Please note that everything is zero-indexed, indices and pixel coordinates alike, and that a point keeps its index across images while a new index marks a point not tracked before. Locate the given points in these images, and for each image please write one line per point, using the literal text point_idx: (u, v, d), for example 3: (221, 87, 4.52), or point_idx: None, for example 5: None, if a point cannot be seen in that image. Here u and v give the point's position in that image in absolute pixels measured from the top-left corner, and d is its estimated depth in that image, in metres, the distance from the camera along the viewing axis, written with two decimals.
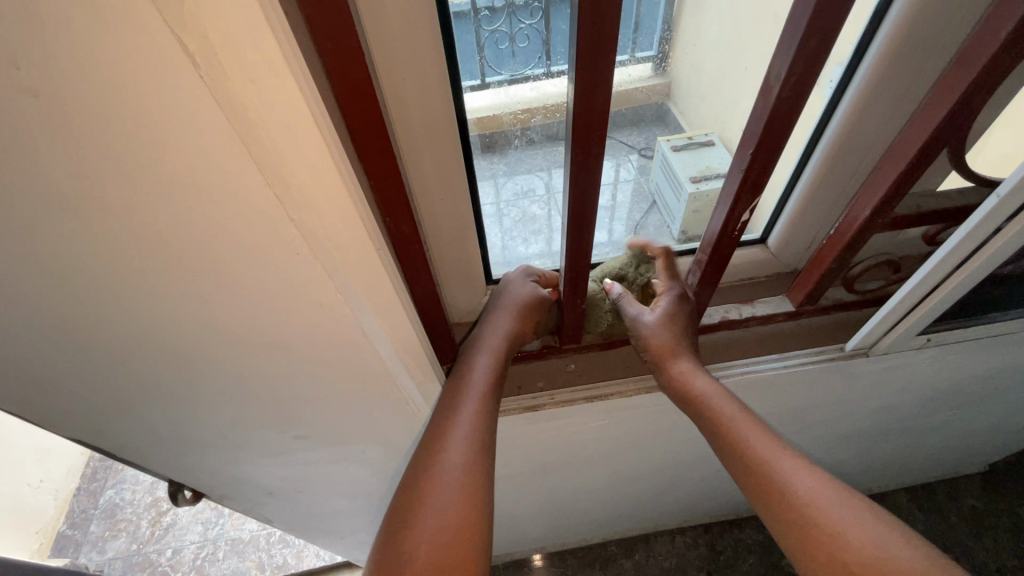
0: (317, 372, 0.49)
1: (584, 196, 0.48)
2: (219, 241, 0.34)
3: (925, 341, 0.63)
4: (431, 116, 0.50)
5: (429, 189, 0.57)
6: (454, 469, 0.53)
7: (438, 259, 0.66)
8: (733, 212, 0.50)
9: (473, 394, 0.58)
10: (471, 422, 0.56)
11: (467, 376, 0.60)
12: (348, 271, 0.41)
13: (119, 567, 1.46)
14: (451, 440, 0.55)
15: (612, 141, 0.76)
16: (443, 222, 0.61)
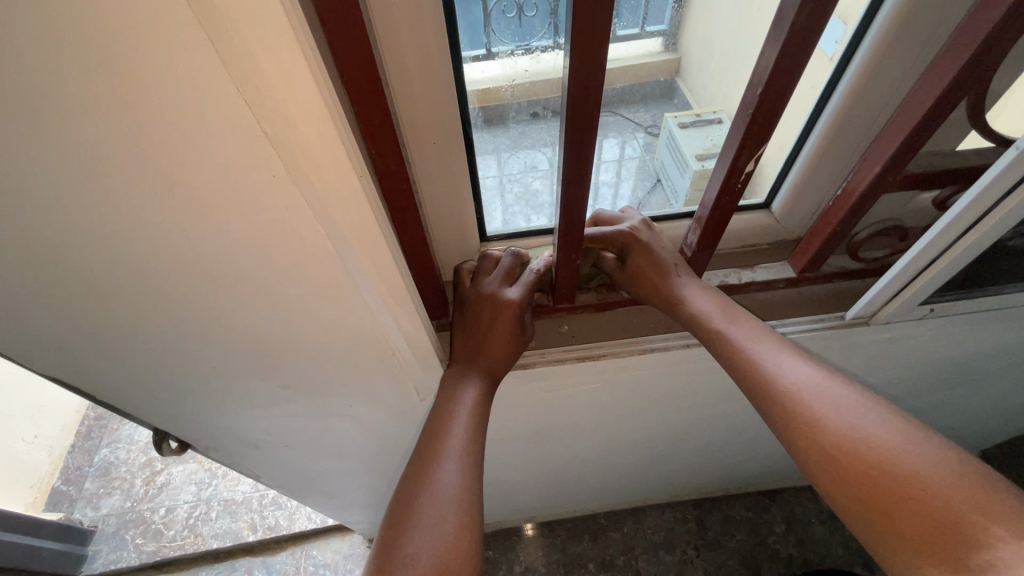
0: (302, 317, 0.48)
1: (581, 144, 0.44)
2: (200, 171, 0.33)
3: (928, 311, 0.61)
4: (427, 63, 0.47)
5: (423, 141, 0.53)
6: (448, 488, 0.52)
7: (431, 217, 0.63)
8: (737, 161, 0.47)
9: (462, 413, 0.58)
10: (462, 442, 0.56)
11: (451, 407, 0.59)
12: (332, 211, 0.40)
13: (114, 523, 1.49)
14: (444, 460, 0.54)
15: (618, 117, 0.75)
16: (438, 179, 0.58)
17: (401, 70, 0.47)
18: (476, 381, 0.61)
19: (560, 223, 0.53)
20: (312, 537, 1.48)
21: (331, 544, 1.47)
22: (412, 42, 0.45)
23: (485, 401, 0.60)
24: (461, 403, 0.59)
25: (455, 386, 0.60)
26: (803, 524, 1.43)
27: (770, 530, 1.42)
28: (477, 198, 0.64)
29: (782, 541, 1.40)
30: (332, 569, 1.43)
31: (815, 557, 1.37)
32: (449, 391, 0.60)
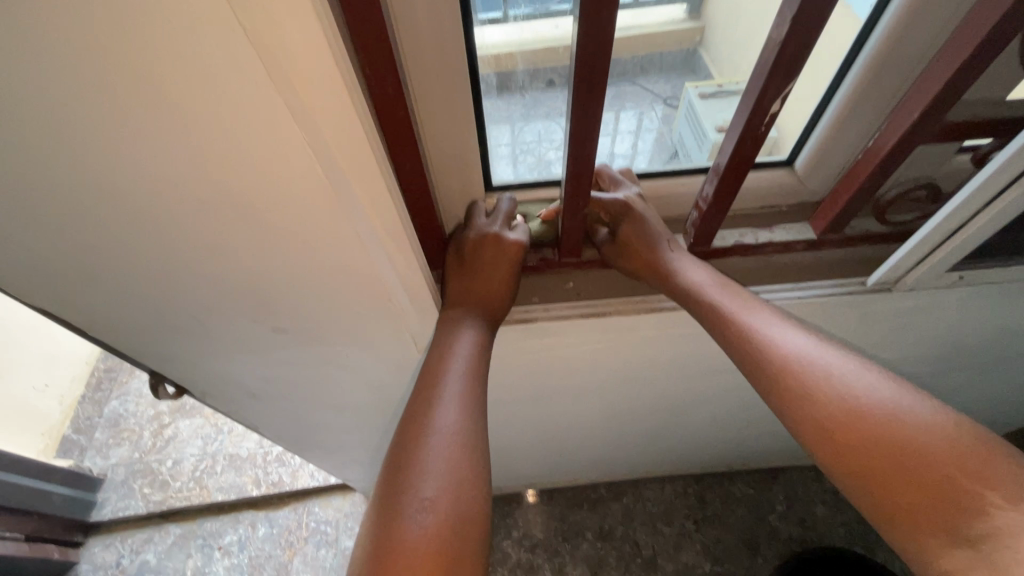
0: (294, 259, 0.46)
1: (596, 79, 0.40)
2: (203, 110, 0.32)
3: (957, 278, 0.58)
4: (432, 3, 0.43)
5: (428, 89, 0.50)
6: (445, 434, 0.51)
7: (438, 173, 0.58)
8: (762, 96, 0.42)
9: (457, 363, 0.56)
10: (458, 390, 0.54)
11: (445, 357, 0.57)
12: (336, 154, 0.38)
13: (122, 472, 1.53)
14: (442, 407, 0.53)
15: (636, 87, 0.71)
16: (443, 128, 0.53)
17: (406, 9, 0.43)
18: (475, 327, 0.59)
19: (566, 173, 0.49)
20: (314, 495, 1.50)
21: (332, 503, 1.49)
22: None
23: (484, 350, 0.58)
24: (458, 346, 0.57)
25: (450, 337, 0.58)
26: (804, 503, 1.41)
27: (770, 509, 1.41)
28: (485, 160, 0.61)
29: (783, 519, 1.39)
30: (333, 526, 1.45)
31: (815, 537, 1.36)
32: (443, 341, 0.58)
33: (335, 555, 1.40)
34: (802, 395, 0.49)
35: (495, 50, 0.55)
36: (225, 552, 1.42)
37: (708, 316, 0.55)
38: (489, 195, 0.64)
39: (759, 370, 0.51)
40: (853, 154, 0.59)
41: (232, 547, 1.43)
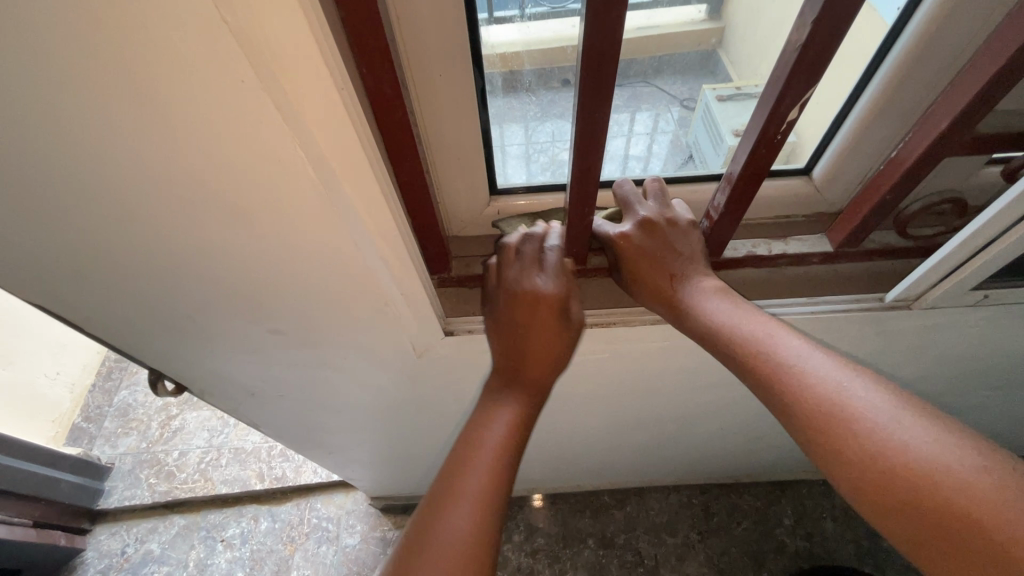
0: (289, 260, 0.44)
1: (604, 77, 0.37)
2: (187, 110, 0.31)
3: (982, 296, 0.55)
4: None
5: (433, 88, 0.48)
6: (457, 538, 0.47)
7: (441, 174, 0.57)
8: (779, 104, 0.40)
9: (488, 446, 0.53)
10: (480, 486, 0.50)
11: (479, 441, 0.53)
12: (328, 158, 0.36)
13: (130, 462, 1.55)
14: (462, 503, 0.49)
15: (653, 88, 0.69)
16: (449, 129, 0.52)
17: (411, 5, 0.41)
18: (515, 401, 0.56)
19: (572, 177, 0.47)
20: (316, 490, 1.50)
21: (334, 499, 1.49)
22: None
23: (524, 428, 0.56)
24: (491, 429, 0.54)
25: (491, 412, 0.56)
26: (812, 518, 1.38)
27: (778, 523, 1.38)
28: (490, 162, 0.59)
29: (790, 534, 1.36)
30: (334, 523, 1.45)
31: (823, 553, 1.33)
32: (483, 415, 0.56)
33: (335, 552, 1.40)
34: (860, 484, 0.42)
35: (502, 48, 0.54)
36: (227, 545, 1.43)
37: (757, 380, 0.49)
38: (492, 199, 0.62)
39: (811, 447, 0.45)
40: (874, 163, 0.56)
41: (234, 540, 1.43)
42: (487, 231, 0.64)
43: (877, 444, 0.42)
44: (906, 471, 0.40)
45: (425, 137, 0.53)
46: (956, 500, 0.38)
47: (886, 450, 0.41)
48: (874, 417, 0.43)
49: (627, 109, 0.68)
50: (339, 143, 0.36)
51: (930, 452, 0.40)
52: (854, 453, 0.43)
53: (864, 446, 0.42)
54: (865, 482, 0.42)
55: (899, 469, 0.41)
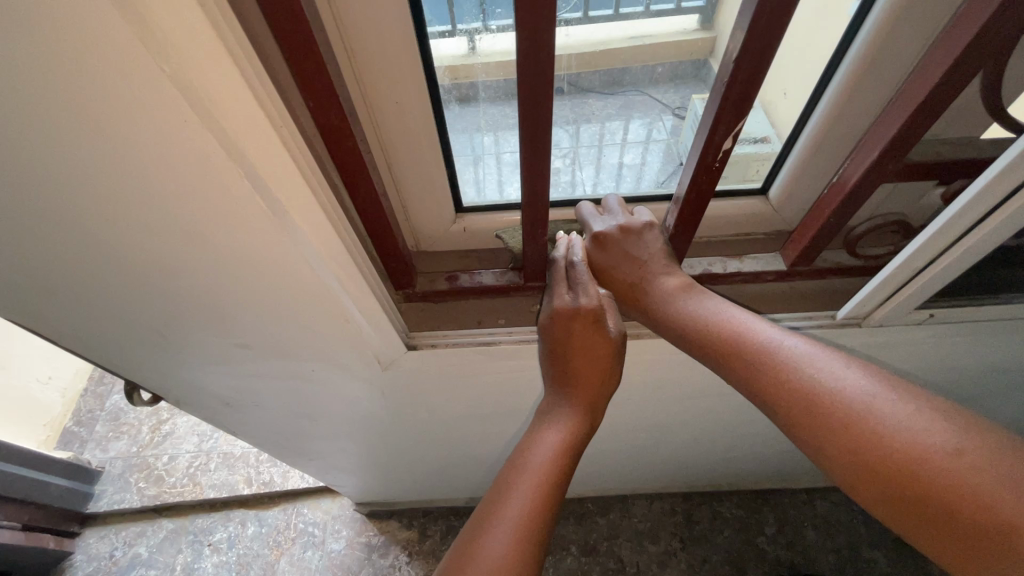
0: (246, 279, 0.46)
1: (539, 103, 0.40)
2: (131, 149, 0.32)
3: (928, 315, 0.57)
4: (383, 30, 0.43)
5: (388, 110, 0.50)
6: (496, 554, 0.48)
7: (405, 190, 0.59)
8: (713, 134, 0.42)
9: (533, 468, 0.54)
10: (522, 508, 0.51)
11: (525, 461, 0.55)
12: (274, 187, 0.38)
13: (120, 465, 1.56)
14: (499, 522, 0.50)
15: (644, 97, 0.71)
16: (408, 148, 0.54)
17: (358, 35, 0.43)
18: (563, 426, 0.58)
19: (522, 196, 0.48)
20: (304, 495, 1.52)
21: (321, 504, 1.51)
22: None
23: (571, 452, 0.57)
24: (538, 447, 0.57)
25: (537, 438, 0.58)
26: (794, 527, 1.39)
27: (760, 531, 1.39)
28: (453, 178, 0.61)
29: (771, 542, 1.37)
30: (321, 528, 1.47)
31: (804, 561, 1.34)
32: (530, 441, 0.58)
33: (321, 557, 1.42)
34: (869, 481, 0.42)
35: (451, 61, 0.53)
36: (214, 549, 1.44)
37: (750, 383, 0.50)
38: (459, 216, 0.64)
39: (818, 449, 0.45)
40: (821, 183, 0.58)
41: (221, 544, 1.45)
42: (452, 246, 0.66)
43: (872, 432, 0.42)
44: (909, 460, 0.40)
45: (381, 157, 0.55)
46: (959, 486, 0.38)
47: (891, 442, 0.41)
48: (862, 405, 0.43)
49: (620, 117, 0.71)
50: (277, 167, 0.38)
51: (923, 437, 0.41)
52: (855, 448, 0.43)
53: (862, 438, 0.42)
54: (869, 475, 0.42)
55: (898, 457, 0.41)
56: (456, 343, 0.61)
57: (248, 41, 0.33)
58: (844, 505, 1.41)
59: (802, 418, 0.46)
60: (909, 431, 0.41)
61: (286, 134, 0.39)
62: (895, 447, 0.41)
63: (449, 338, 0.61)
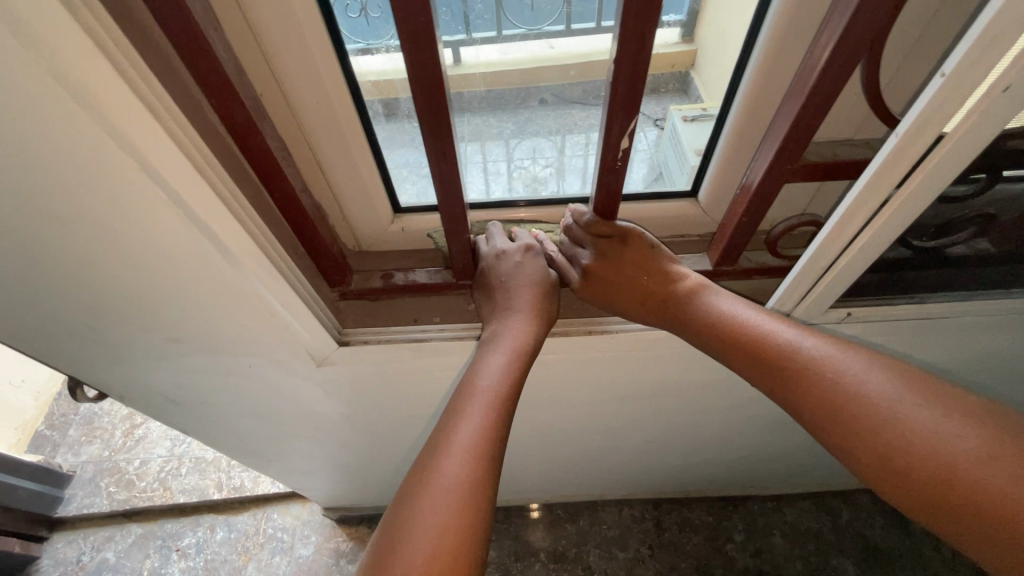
0: (163, 274, 0.47)
1: (438, 100, 0.42)
2: (21, 143, 0.34)
3: (845, 314, 0.59)
4: (295, 36, 0.45)
5: (311, 114, 0.52)
6: (453, 476, 0.49)
7: (341, 194, 0.61)
8: (608, 133, 0.43)
9: (481, 393, 0.55)
10: (476, 431, 0.52)
11: (477, 379, 0.56)
12: (172, 180, 0.40)
13: (91, 470, 1.56)
14: (456, 447, 0.51)
15: None
16: (336, 150, 0.56)
17: (273, 42, 0.45)
18: (505, 352, 0.58)
19: (438, 197, 0.50)
20: (274, 501, 1.52)
21: (291, 510, 1.50)
22: (277, 9, 0.43)
23: (520, 368, 0.57)
24: (488, 368, 0.57)
25: (482, 362, 0.58)
26: (762, 534, 1.38)
27: (728, 538, 1.38)
28: (388, 182, 0.63)
29: (739, 550, 1.36)
30: (290, 533, 1.46)
31: (772, 569, 1.33)
32: (476, 365, 0.58)
33: (288, 563, 1.41)
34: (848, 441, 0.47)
35: (375, 76, 0.56)
36: (182, 555, 1.44)
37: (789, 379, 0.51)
38: (397, 217, 0.66)
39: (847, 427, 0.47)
40: (733, 186, 0.60)
41: (189, 550, 1.44)
42: (393, 246, 0.68)
43: (854, 400, 0.47)
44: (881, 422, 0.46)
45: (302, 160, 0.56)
46: (922, 443, 0.44)
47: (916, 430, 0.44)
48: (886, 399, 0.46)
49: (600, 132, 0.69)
50: (170, 160, 0.39)
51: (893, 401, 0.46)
52: (837, 412, 0.48)
53: (842, 401, 0.48)
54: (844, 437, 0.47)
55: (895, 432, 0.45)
56: (389, 338, 0.63)
57: (126, 38, 0.35)
58: (813, 512, 1.40)
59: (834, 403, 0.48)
60: (881, 397, 0.46)
61: (178, 131, 0.40)
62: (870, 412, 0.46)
63: (381, 334, 0.63)
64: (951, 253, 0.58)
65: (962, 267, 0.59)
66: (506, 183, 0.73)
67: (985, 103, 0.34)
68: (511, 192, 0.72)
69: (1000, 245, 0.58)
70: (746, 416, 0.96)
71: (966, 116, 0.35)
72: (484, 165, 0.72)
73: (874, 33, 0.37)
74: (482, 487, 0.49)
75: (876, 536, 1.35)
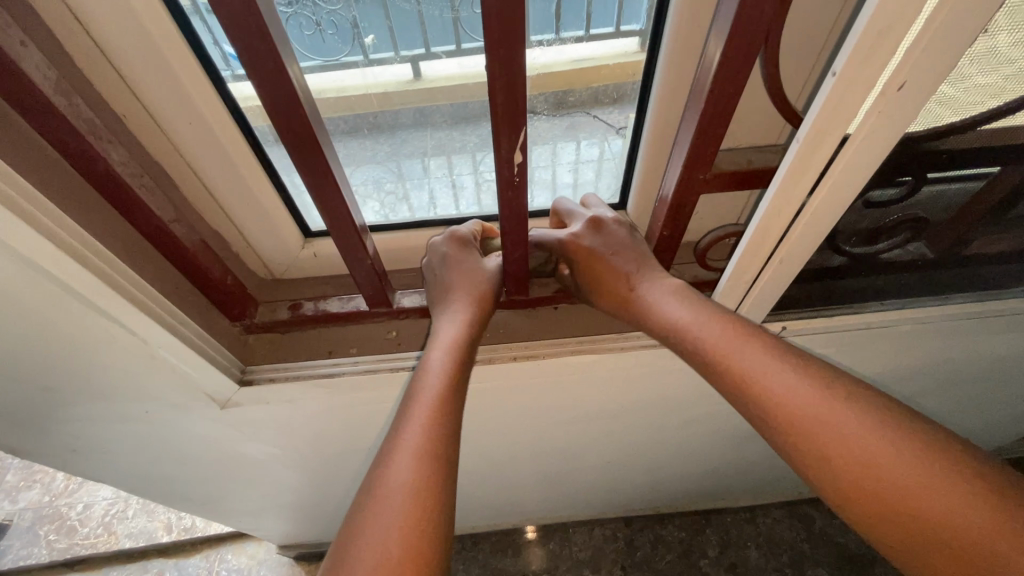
0: (13, 327, 0.41)
1: (301, 119, 0.38)
2: None
3: (780, 328, 0.57)
4: (151, 58, 0.40)
5: (187, 143, 0.47)
6: (399, 489, 0.43)
7: (242, 222, 0.56)
8: (499, 147, 0.39)
9: (420, 399, 0.48)
10: (422, 434, 0.46)
11: (420, 378, 0.50)
12: (0, 235, 0.35)
13: (29, 518, 1.46)
14: (400, 453, 0.45)
15: (586, 117, 0.62)
16: (225, 179, 0.51)
17: (127, 64, 0.40)
18: (445, 349, 0.52)
19: (325, 220, 0.46)
20: (229, 539, 1.43)
21: (245, 549, 1.42)
22: (122, 29, 0.38)
23: (461, 368, 0.51)
24: (430, 366, 0.51)
25: (422, 368, 0.51)
26: (736, 547, 1.33)
27: (703, 553, 1.32)
28: (292, 205, 0.58)
29: (714, 565, 1.30)
30: None
31: None
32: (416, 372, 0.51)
33: None
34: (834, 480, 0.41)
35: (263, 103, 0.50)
36: None
37: (730, 379, 0.47)
38: (307, 242, 0.61)
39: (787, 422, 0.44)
40: (654, 195, 0.57)
41: None
42: (309, 273, 0.63)
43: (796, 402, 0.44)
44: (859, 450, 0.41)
45: (183, 185, 0.50)
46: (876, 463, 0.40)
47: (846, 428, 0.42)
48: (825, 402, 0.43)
49: (554, 142, 0.64)
50: None
51: (870, 425, 0.42)
52: (795, 420, 0.43)
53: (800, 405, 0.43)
54: (797, 436, 0.43)
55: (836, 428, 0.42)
56: (297, 375, 0.58)
57: None
58: (786, 522, 1.35)
59: (784, 390, 0.44)
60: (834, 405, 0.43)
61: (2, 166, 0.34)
62: (843, 438, 0.42)
63: (289, 371, 0.58)
64: (887, 258, 0.56)
65: (901, 273, 0.57)
66: (472, 198, 0.70)
67: (881, 104, 0.31)
68: (478, 207, 0.70)
69: (936, 248, 0.55)
70: (706, 432, 0.92)
71: (865, 119, 0.32)
72: (450, 179, 0.70)
73: (769, 29, 0.34)
74: (434, 492, 0.43)
75: (850, 543, 1.31)
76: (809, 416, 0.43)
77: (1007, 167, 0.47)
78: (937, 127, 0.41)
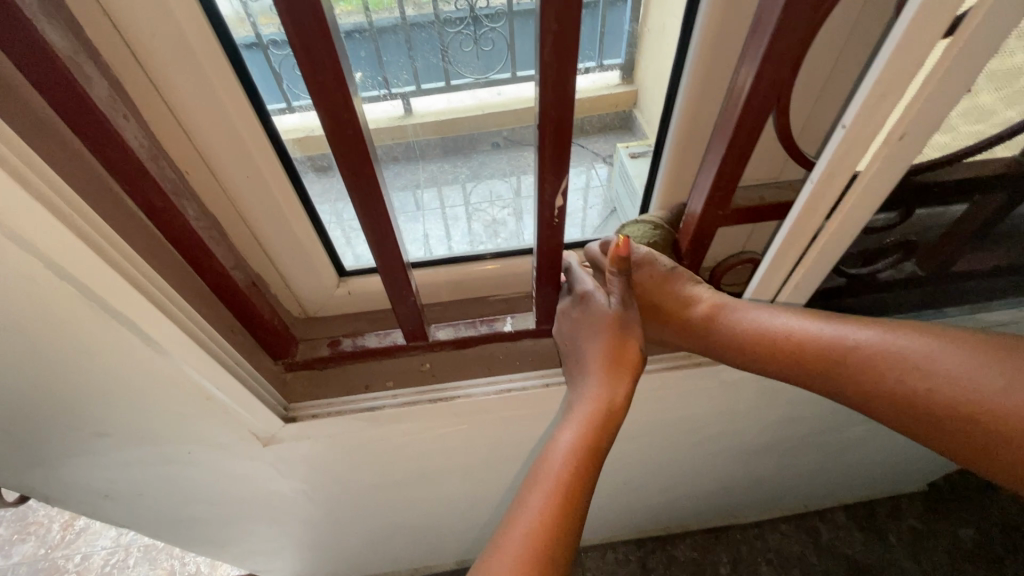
0: (86, 372, 0.43)
1: (367, 172, 0.43)
2: None
3: None
4: (222, 118, 0.44)
5: (243, 193, 0.50)
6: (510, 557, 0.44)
7: (284, 263, 0.59)
8: (542, 192, 0.44)
9: (542, 476, 0.49)
10: (538, 514, 0.46)
11: (547, 456, 0.51)
12: (92, 286, 0.37)
13: (24, 572, 1.40)
14: (521, 526, 0.46)
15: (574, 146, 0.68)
16: (273, 224, 0.54)
17: (201, 125, 0.44)
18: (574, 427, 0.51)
19: (377, 260, 0.50)
20: None
21: None
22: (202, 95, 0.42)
23: (590, 454, 0.50)
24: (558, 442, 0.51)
25: (551, 443, 0.52)
26: (748, 564, 1.33)
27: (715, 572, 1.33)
28: (330, 245, 0.61)
29: None
30: None
31: None
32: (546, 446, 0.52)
33: None
34: (889, 408, 0.44)
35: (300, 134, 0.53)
36: None
37: (818, 357, 0.46)
38: (342, 281, 0.64)
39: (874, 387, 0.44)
40: None
41: None
42: (341, 311, 0.66)
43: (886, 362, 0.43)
44: (898, 369, 0.43)
45: (234, 232, 0.53)
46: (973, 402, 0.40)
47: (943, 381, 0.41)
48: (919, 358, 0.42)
49: None
50: (86, 262, 0.36)
51: (971, 373, 0.40)
52: (885, 380, 0.43)
53: (887, 363, 0.43)
54: (892, 400, 0.43)
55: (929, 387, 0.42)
56: (339, 410, 0.60)
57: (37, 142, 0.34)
58: (794, 535, 1.36)
59: (873, 351, 0.44)
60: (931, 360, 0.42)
61: (98, 224, 0.37)
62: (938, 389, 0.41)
63: (330, 407, 0.60)
64: (884, 278, 0.61)
65: (895, 289, 0.62)
66: (465, 227, 0.72)
67: (885, 149, 0.36)
68: (473, 238, 0.71)
69: (925, 267, 0.60)
70: (718, 448, 0.95)
71: (871, 161, 0.38)
72: (442, 212, 0.72)
73: (783, 81, 0.39)
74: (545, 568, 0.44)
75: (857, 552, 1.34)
76: (903, 376, 0.42)
77: (982, 193, 0.53)
78: (923, 161, 0.47)
